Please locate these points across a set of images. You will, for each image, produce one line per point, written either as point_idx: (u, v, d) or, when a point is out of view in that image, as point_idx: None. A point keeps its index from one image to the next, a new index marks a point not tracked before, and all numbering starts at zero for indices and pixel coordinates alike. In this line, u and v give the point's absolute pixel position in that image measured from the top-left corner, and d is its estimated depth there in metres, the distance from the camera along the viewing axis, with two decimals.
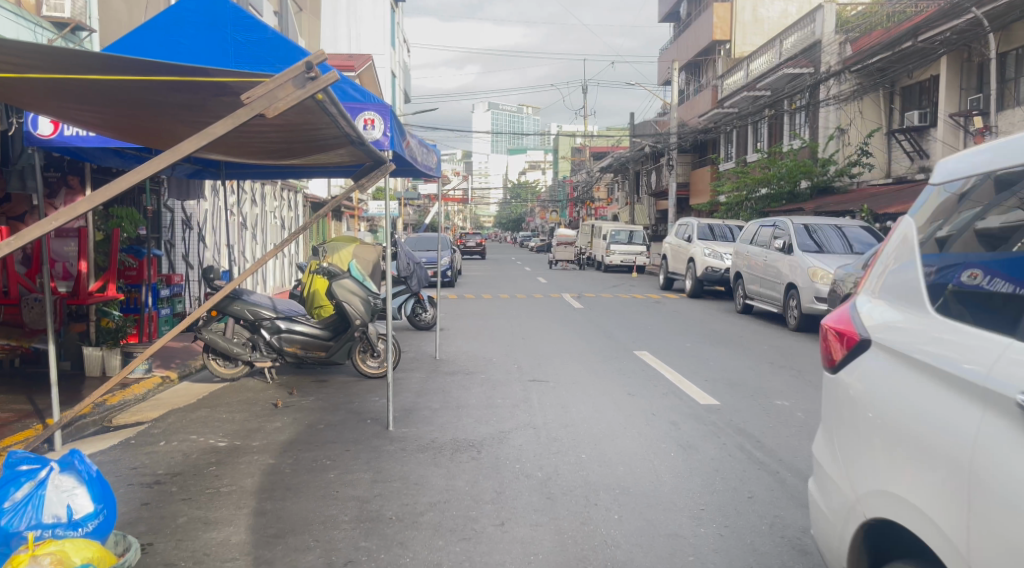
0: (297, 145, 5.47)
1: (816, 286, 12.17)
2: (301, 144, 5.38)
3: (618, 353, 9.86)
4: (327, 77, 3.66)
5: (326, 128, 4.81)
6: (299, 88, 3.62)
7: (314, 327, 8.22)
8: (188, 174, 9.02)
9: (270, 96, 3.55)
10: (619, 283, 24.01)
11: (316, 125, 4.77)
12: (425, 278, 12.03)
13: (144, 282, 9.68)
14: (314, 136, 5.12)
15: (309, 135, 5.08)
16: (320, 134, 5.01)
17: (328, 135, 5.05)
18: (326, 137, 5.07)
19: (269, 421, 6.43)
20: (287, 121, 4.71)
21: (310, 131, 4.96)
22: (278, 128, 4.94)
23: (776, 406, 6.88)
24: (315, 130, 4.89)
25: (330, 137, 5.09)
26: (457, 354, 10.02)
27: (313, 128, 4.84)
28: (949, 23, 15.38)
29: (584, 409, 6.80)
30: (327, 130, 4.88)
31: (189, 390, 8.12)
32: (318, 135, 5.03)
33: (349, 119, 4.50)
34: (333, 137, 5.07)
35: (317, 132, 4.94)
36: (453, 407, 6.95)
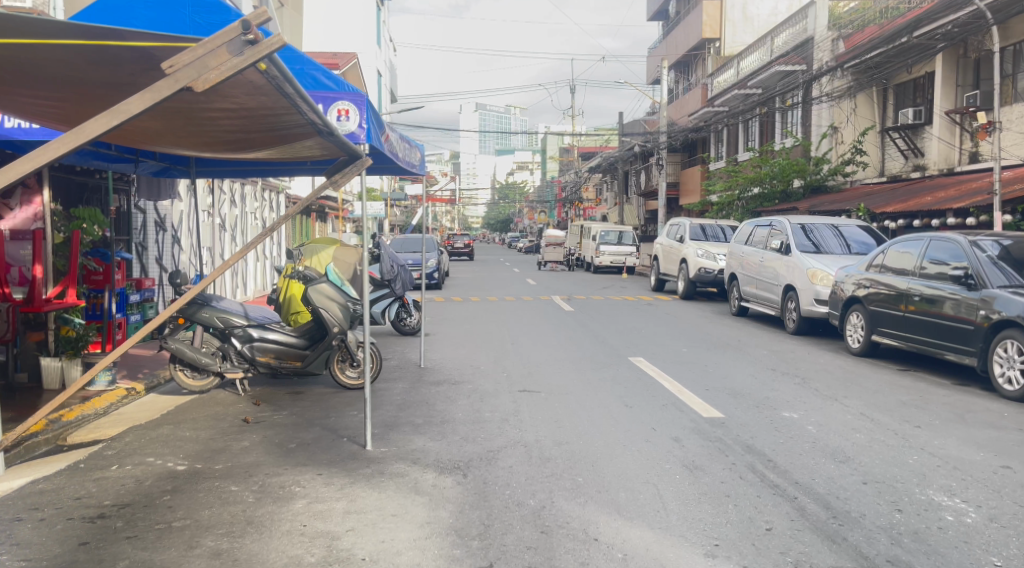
0: (257, 135, 4.96)
1: (815, 288, 11.76)
2: (262, 133, 4.87)
3: (613, 360, 9.38)
4: (268, 42, 3.24)
5: (287, 115, 4.31)
6: (236, 56, 3.22)
7: (288, 335, 7.69)
8: (154, 172, 8.47)
9: (200, 65, 3.16)
10: (609, 285, 23.60)
11: (274, 111, 4.25)
12: (409, 281, 11.55)
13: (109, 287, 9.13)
14: (276, 126, 4.62)
15: (271, 124, 4.57)
16: (281, 123, 4.51)
17: (290, 123, 4.52)
18: (290, 126, 4.57)
19: (236, 440, 5.89)
20: (241, 105, 4.20)
21: (270, 119, 4.46)
22: (232, 114, 4.43)
23: (785, 419, 6.42)
24: (275, 117, 4.39)
25: (294, 126, 4.59)
26: (442, 362, 9.51)
27: (272, 115, 4.34)
28: (951, 15, 14.98)
29: (580, 423, 6.31)
30: (288, 118, 4.38)
31: (154, 403, 7.56)
32: (282, 123, 4.53)
33: (311, 106, 3.95)
34: (297, 126, 4.57)
35: (277, 119, 4.44)
36: (437, 422, 6.45)
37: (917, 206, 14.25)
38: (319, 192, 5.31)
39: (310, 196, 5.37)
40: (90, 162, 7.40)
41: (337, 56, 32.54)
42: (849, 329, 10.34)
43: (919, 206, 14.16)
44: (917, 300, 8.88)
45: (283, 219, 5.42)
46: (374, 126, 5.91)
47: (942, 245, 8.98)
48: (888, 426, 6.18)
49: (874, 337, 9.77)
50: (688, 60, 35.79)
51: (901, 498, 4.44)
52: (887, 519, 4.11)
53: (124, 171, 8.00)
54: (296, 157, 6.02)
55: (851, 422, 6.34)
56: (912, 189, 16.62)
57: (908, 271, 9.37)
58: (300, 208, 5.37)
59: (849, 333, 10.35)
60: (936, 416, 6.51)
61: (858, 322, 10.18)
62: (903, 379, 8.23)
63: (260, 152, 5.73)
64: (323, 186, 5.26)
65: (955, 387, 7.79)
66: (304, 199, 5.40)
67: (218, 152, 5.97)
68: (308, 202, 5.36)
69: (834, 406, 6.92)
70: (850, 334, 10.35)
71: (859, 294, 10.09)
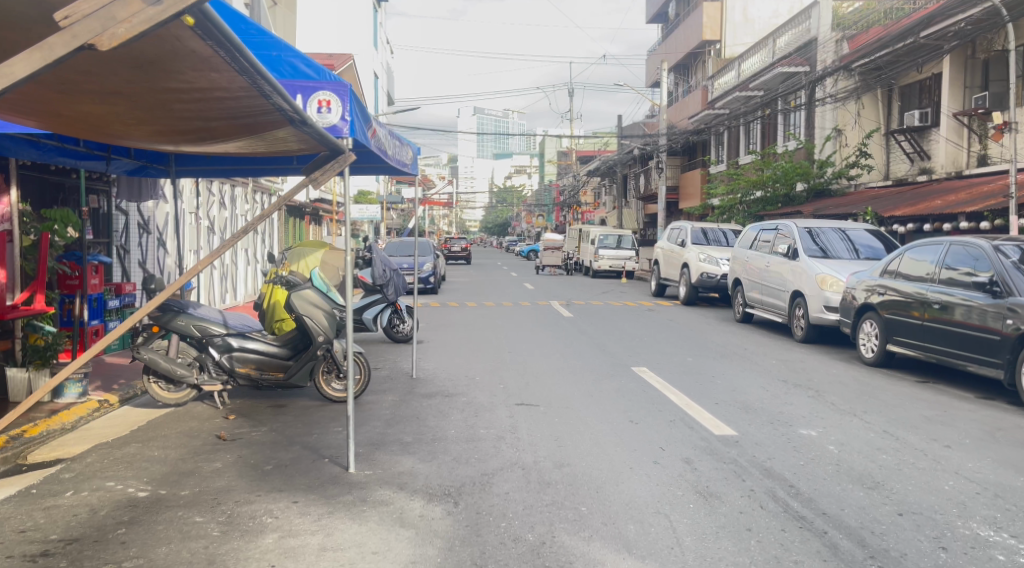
0: (221, 123, 4.50)
1: (824, 294, 11.31)
2: (223, 121, 4.39)
3: (615, 370, 8.90)
4: None
5: (247, 99, 3.85)
6: (150, 4, 2.78)
7: (269, 345, 7.21)
8: (129, 171, 7.97)
9: (103, 17, 2.71)
10: (609, 290, 23.09)
11: (229, 92, 3.77)
12: (402, 286, 11.10)
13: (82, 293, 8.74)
14: (238, 113, 4.17)
15: (232, 111, 4.12)
16: (242, 108, 4.05)
17: (248, 108, 4.03)
18: (254, 113, 4.12)
19: (208, 461, 5.40)
20: (187, 85, 3.72)
21: (228, 104, 4.00)
22: (186, 97, 3.95)
23: (804, 437, 5.95)
24: (233, 101, 3.93)
25: (257, 113, 4.14)
26: (435, 371, 9.03)
27: (229, 98, 3.88)
28: (966, 12, 14.58)
29: (582, 442, 5.84)
30: (248, 102, 3.92)
31: (127, 417, 7.05)
32: (243, 109, 4.07)
33: (270, 84, 3.46)
34: (261, 113, 4.12)
35: (236, 104, 3.97)
36: (428, 440, 5.97)
37: (928, 209, 13.82)
38: (297, 191, 4.83)
39: (287, 194, 4.88)
40: (56, 159, 6.88)
41: (333, 57, 32.15)
42: (863, 338, 9.87)
43: (930, 209, 13.73)
44: (938, 308, 8.42)
45: (258, 219, 4.95)
46: (359, 119, 5.43)
47: (964, 251, 8.52)
48: (915, 446, 5.72)
49: (889, 346, 9.31)
50: (688, 62, 35.43)
51: (943, 533, 3.97)
52: (932, 560, 3.64)
53: (94, 170, 7.49)
54: (278, 151, 5.57)
55: (874, 440, 5.87)
56: (921, 193, 16.19)
57: (925, 278, 8.93)
58: (277, 207, 4.89)
59: (862, 342, 9.89)
60: (965, 435, 6.06)
61: (872, 331, 9.71)
62: (923, 392, 7.77)
63: (232, 144, 5.24)
64: (301, 182, 4.78)
65: (980, 400, 7.34)
66: (280, 197, 4.92)
67: (192, 145, 5.50)
68: (285, 201, 4.88)
69: (854, 421, 6.46)
70: (863, 343, 9.89)
71: (873, 301, 9.62)
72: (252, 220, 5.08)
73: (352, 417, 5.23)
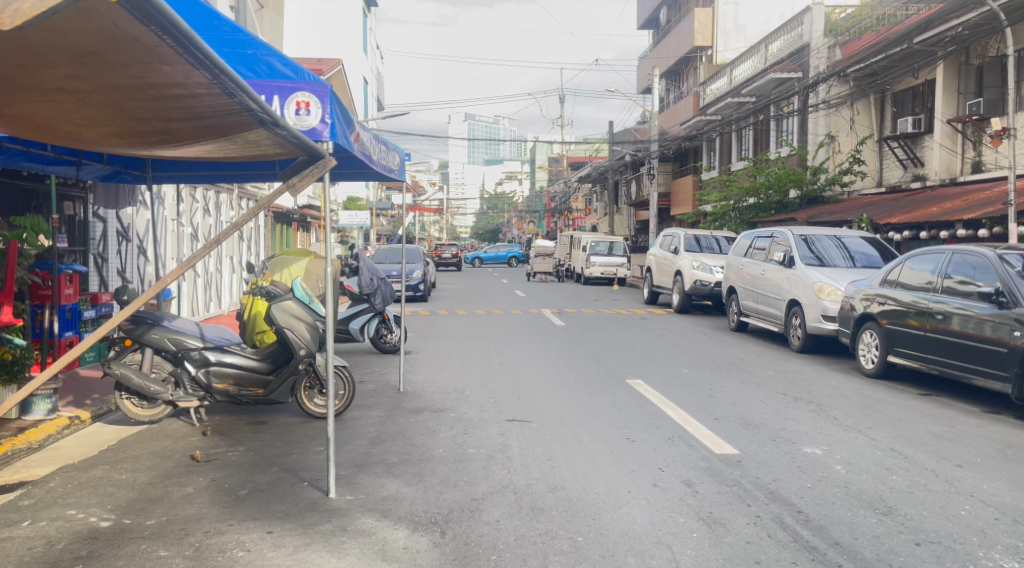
0: (185, 125, 4.23)
1: (822, 303, 11.08)
2: (185, 121, 4.10)
3: (609, 382, 8.62)
4: None
5: (207, 97, 3.57)
6: None
7: (248, 358, 6.90)
8: (100, 177, 7.64)
9: None
10: (601, 297, 22.84)
11: (187, 88, 3.48)
12: (390, 295, 10.83)
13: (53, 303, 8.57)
14: (200, 112, 3.90)
15: (192, 110, 3.85)
16: (203, 108, 3.78)
17: (211, 107, 3.74)
18: (216, 112, 3.85)
19: (179, 485, 5.07)
20: (138, 81, 3.44)
21: (186, 102, 3.73)
22: (141, 95, 3.66)
23: (809, 456, 5.67)
24: (192, 100, 3.65)
25: (219, 113, 3.86)
26: (424, 384, 8.72)
27: (187, 95, 3.61)
28: (964, 16, 14.42)
29: (577, 462, 5.55)
30: (207, 101, 3.65)
31: (99, 435, 6.71)
32: (205, 109, 3.80)
33: (229, 76, 3.16)
34: (225, 114, 3.85)
35: (196, 102, 3.70)
36: (414, 460, 5.67)
37: (924, 216, 13.62)
38: (273, 199, 4.52)
39: (262, 202, 4.55)
40: (19, 163, 6.53)
41: (321, 61, 31.84)
42: (863, 349, 9.63)
43: (926, 217, 13.54)
44: (942, 319, 8.19)
45: (229, 229, 4.62)
46: (341, 122, 5.15)
47: (966, 260, 8.30)
48: (925, 465, 5.46)
49: (890, 358, 9.08)
50: (680, 68, 35.30)
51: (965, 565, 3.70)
52: None
53: (65, 175, 7.17)
54: (252, 156, 5.28)
55: (882, 459, 5.61)
56: (916, 200, 16.03)
57: (926, 287, 8.71)
58: (251, 216, 4.56)
59: (862, 353, 9.65)
60: (976, 453, 5.80)
61: (873, 341, 9.47)
62: (927, 405, 7.53)
63: (202, 147, 4.94)
64: (278, 189, 4.48)
65: (986, 415, 7.10)
66: (254, 205, 4.59)
67: (160, 149, 5.21)
68: (260, 209, 4.54)
69: (860, 438, 6.20)
70: (863, 354, 9.65)
71: (873, 311, 9.38)
72: (224, 231, 4.74)
73: (333, 436, 4.93)
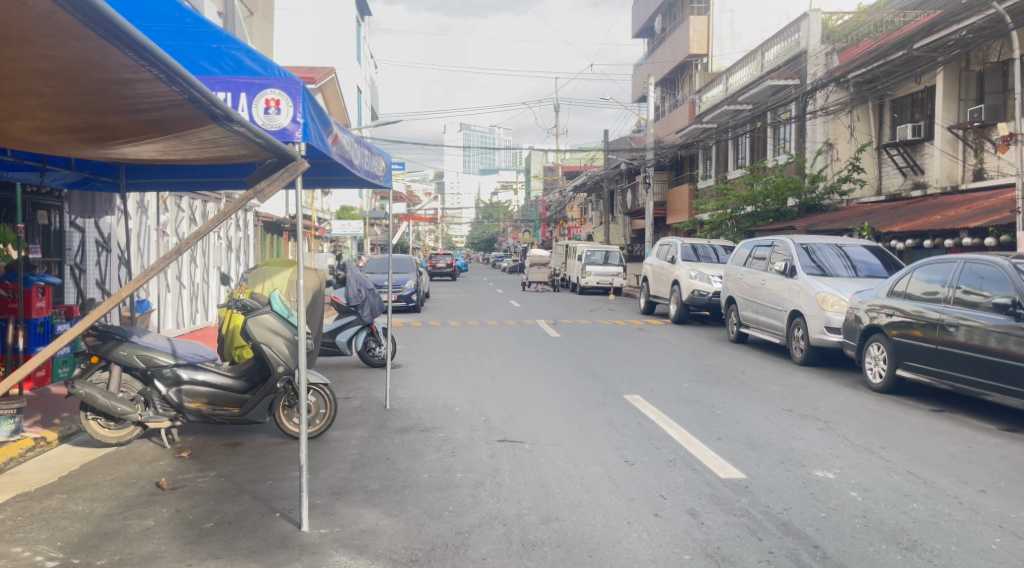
0: (125, 117, 3.92)
1: (825, 314, 10.71)
2: (125, 112, 3.78)
3: (606, 399, 8.23)
4: None
5: (139, 82, 3.23)
6: None
7: (222, 375, 6.47)
8: (68, 184, 7.25)
9: None
10: (596, 307, 22.46)
11: (115, 72, 3.14)
12: (379, 307, 10.46)
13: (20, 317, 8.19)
14: (139, 101, 3.56)
15: (129, 99, 3.52)
16: (139, 96, 3.44)
17: (147, 94, 3.40)
18: (156, 101, 3.50)
19: (139, 517, 4.65)
20: (57, 63, 3.11)
21: (119, 88, 3.39)
22: (66, 81, 3.34)
23: (821, 481, 5.29)
24: (123, 87, 3.32)
25: (161, 101, 3.51)
26: (411, 401, 8.31)
27: (116, 80, 3.26)
28: (968, 19, 14.08)
29: (572, 489, 5.16)
30: (140, 87, 3.30)
31: (62, 459, 6.28)
32: (143, 98, 3.47)
33: (149, 52, 2.82)
34: (167, 102, 3.50)
35: (129, 90, 3.37)
36: (397, 487, 5.26)
37: (928, 224, 13.29)
38: (239, 204, 4.11)
39: (227, 207, 4.14)
40: None
41: (313, 70, 31.53)
42: (869, 362, 9.26)
43: (930, 225, 13.21)
44: (954, 330, 7.84)
45: (192, 238, 4.22)
46: (318, 124, 4.86)
47: (978, 270, 7.95)
48: (945, 491, 5.09)
49: (898, 372, 8.71)
50: (675, 76, 35.06)
51: None
52: None
53: (28, 182, 6.80)
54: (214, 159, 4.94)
55: (900, 484, 5.23)
56: (917, 208, 15.73)
57: (936, 298, 8.35)
58: (215, 223, 4.15)
59: (869, 366, 9.28)
60: (999, 477, 5.42)
61: (880, 354, 9.10)
62: (941, 423, 7.16)
63: (157, 146, 4.62)
64: (245, 195, 4.09)
65: (1005, 433, 6.74)
66: (220, 210, 4.18)
67: (119, 149, 4.90)
68: (225, 215, 4.13)
69: (873, 461, 5.82)
70: (869, 368, 9.28)
71: (880, 322, 9.02)
72: (183, 243, 4.37)
73: (306, 463, 4.51)
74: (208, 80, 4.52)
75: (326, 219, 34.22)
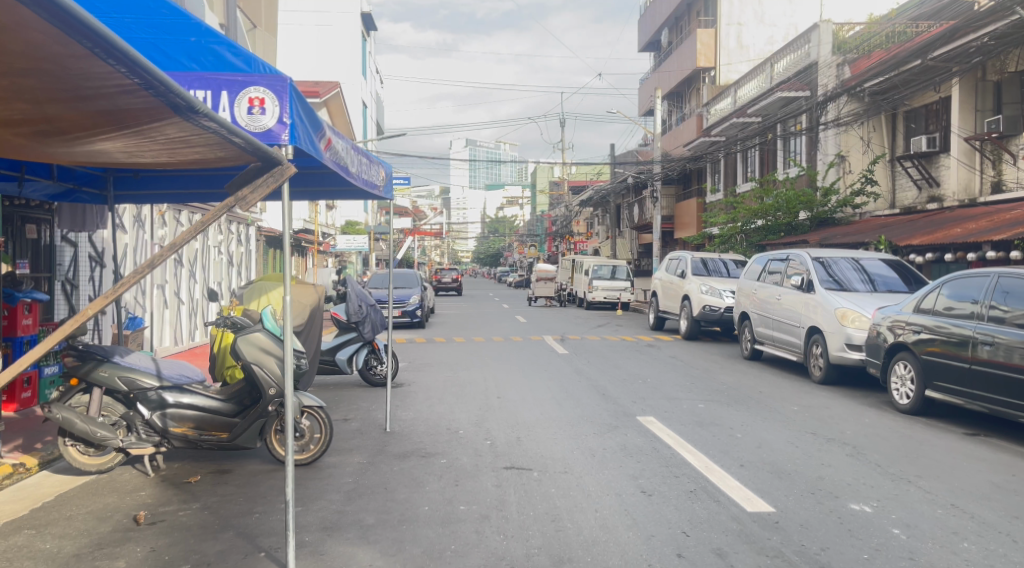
0: (71, 108, 3.58)
1: (846, 331, 10.27)
2: (71, 100, 3.43)
3: (619, 421, 7.79)
4: None
5: (74, 59, 2.86)
6: None
7: (210, 399, 6.08)
8: (50, 196, 6.91)
9: None
10: (604, 323, 22.01)
11: (43, 47, 2.78)
12: (380, 323, 10.17)
13: (19, 334, 8.04)
14: (84, 87, 3.21)
15: (72, 83, 3.17)
16: (80, 78, 3.09)
17: (88, 75, 3.04)
18: (103, 86, 3.15)
19: (111, 558, 4.24)
20: None
21: (56, 70, 3.04)
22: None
23: (857, 515, 4.84)
24: (57, 65, 2.97)
25: (108, 86, 3.14)
26: (412, 423, 7.89)
27: (47, 58, 2.91)
28: (992, 26, 13.65)
29: (586, 525, 4.72)
30: (78, 65, 2.94)
31: (38, 489, 5.84)
32: (86, 81, 3.12)
33: (70, 20, 2.43)
34: (115, 86, 3.13)
35: (66, 70, 3.02)
36: (395, 522, 4.84)
37: (948, 237, 12.87)
38: (218, 212, 3.72)
39: (205, 217, 3.75)
40: None
41: (318, 84, 31.34)
42: (896, 382, 8.79)
43: (950, 238, 12.79)
44: (988, 348, 7.38)
45: (165, 251, 3.80)
46: (308, 123, 4.76)
47: (1013, 285, 7.44)
48: (995, 527, 4.64)
49: (928, 392, 8.24)
50: (682, 89, 34.77)
51: None
52: None
53: (6, 193, 6.52)
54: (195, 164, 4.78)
55: (945, 520, 4.78)
56: (934, 221, 15.31)
57: (967, 315, 7.87)
58: (190, 233, 3.75)
59: (894, 387, 8.81)
60: None
61: (907, 373, 8.63)
62: (977, 448, 6.70)
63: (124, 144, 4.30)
64: (226, 203, 3.72)
65: None
66: (198, 220, 3.78)
67: (84, 148, 4.57)
68: (204, 225, 3.74)
69: (911, 493, 5.37)
70: (895, 388, 8.82)
71: (906, 339, 8.55)
72: (153, 257, 3.90)
73: (293, 498, 4.07)
74: (187, 78, 4.42)
75: (330, 234, 33.90)
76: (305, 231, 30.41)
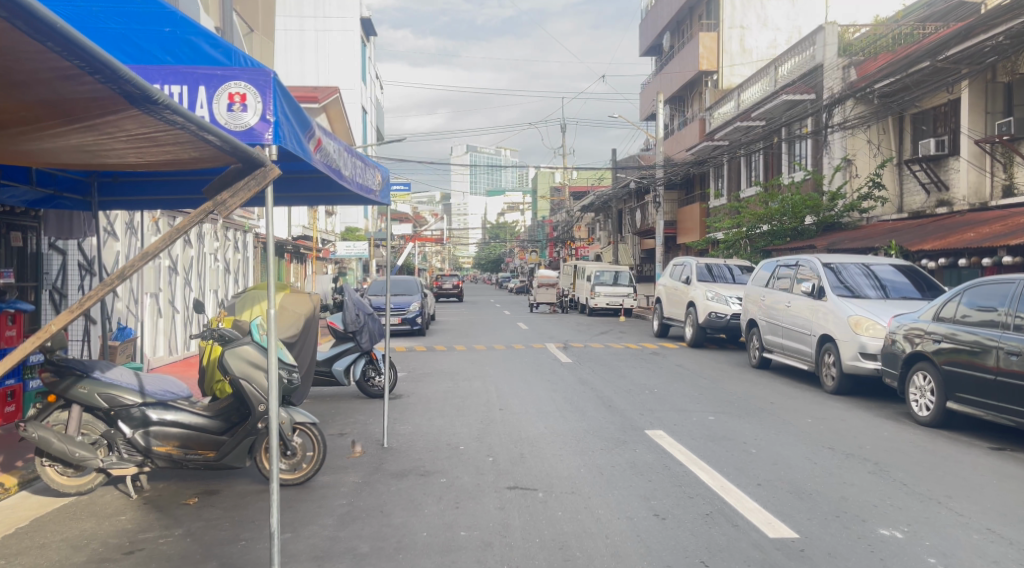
0: (18, 102, 3.30)
1: (860, 339, 9.93)
2: (18, 92, 3.15)
3: (626, 435, 7.45)
4: None
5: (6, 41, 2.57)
6: None
7: (196, 416, 5.75)
8: (29, 202, 6.68)
9: None
10: (607, 330, 21.67)
11: None
12: (378, 333, 9.81)
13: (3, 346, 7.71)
14: (25, 75, 2.92)
15: (11, 71, 2.88)
16: (17, 63, 2.80)
17: (25, 60, 2.75)
18: (42, 71, 2.86)
19: None
20: None
21: None
22: None
23: (888, 542, 4.50)
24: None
25: (46, 72, 2.86)
26: (411, 438, 7.56)
27: None
28: (1007, 24, 13.40)
29: (596, 554, 4.38)
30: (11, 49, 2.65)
31: (12, 511, 5.51)
32: (23, 66, 2.83)
33: None
34: (55, 73, 2.84)
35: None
36: (391, 550, 4.50)
37: (961, 242, 12.56)
38: (195, 218, 3.40)
39: (181, 223, 3.42)
40: None
41: (317, 89, 31.10)
42: (914, 393, 8.45)
43: (964, 243, 12.48)
44: (1014, 358, 7.02)
45: (138, 259, 3.47)
46: (295, 122, 4.37)
47: None
48: None
49: (949, 405, 7.89)
50: (684, 94, 34.49)
51: None
52: None
53: None
54: (175, 166, 4.46)
55: (981, 547, 4.45)
56: (944, 225, 14.99)
57: (992, 323, 7.51)
58: (163, 242, 3.43)
59: (913, 398, 8.47)
60: None
61: (927, 384, 8.29)
62: (1006, 464, 6.36)
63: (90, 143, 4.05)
64: (202, 209, 3.42)
65: None
66: (172, 227, 3.46)
67: (50, 148, 4.35)
68: (181, 231, 3.42)
69: (942, 516, 5.03)
70: (914, 400, 8.47)
71: (926, 348, 8.20)
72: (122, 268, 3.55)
73: (277, 526, 3.66)
74: (161, 73, 4.12)
75: (330, 241, 33.58)
76: (304, 237, 30.09)
